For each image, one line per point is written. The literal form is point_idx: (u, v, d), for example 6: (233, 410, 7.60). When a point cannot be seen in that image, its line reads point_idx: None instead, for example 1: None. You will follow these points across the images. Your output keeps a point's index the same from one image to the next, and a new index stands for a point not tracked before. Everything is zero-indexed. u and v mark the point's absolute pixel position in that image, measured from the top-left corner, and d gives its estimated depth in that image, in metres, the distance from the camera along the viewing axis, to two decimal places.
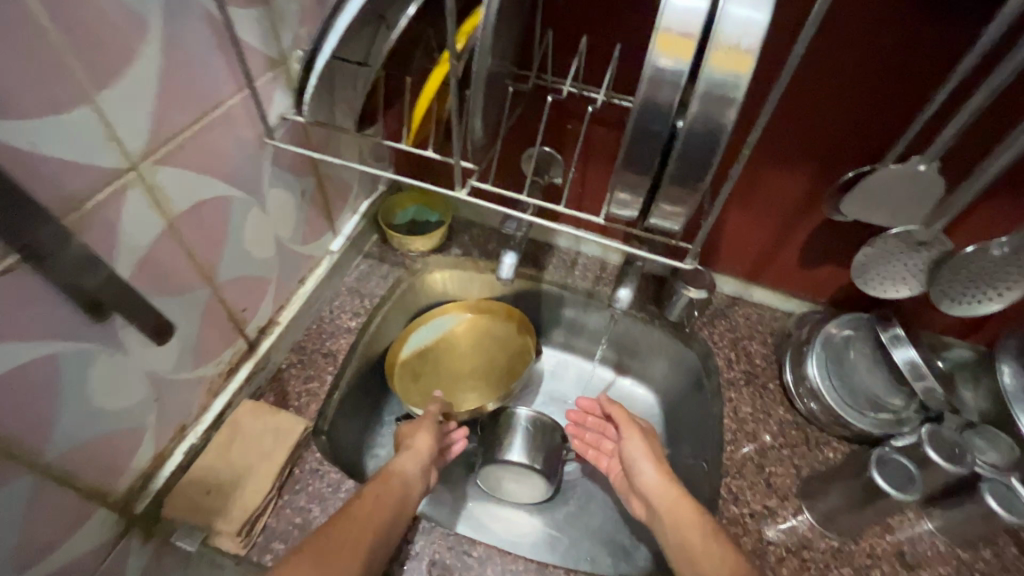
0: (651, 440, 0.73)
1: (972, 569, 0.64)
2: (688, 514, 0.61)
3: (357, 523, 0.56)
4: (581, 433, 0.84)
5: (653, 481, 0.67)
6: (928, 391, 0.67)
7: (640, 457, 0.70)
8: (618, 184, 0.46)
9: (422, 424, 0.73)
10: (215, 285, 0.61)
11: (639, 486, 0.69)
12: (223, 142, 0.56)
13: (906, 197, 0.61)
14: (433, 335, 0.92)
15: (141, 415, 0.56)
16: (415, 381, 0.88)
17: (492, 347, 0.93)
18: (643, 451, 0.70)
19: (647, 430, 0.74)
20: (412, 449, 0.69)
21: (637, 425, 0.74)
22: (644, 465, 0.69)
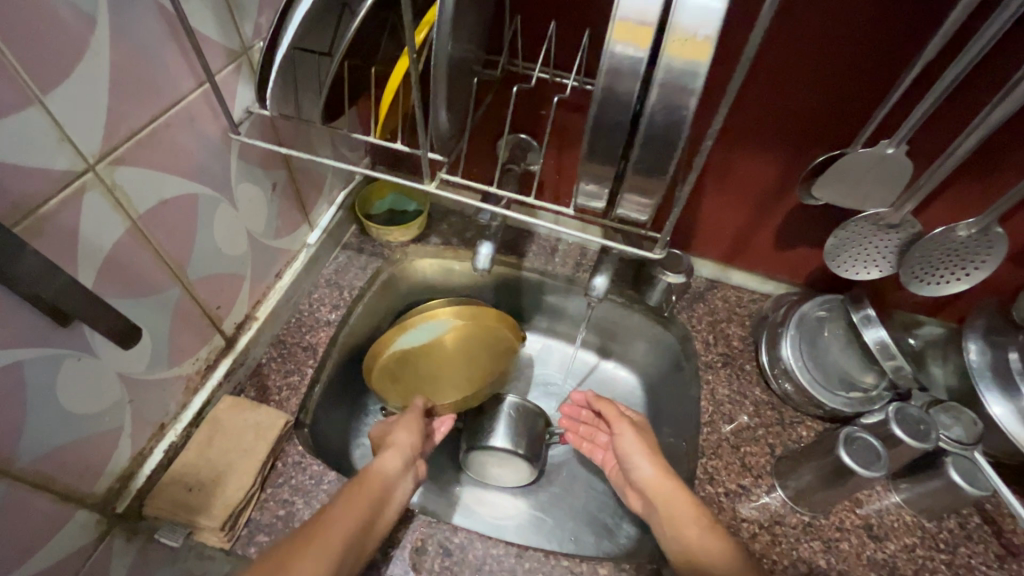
0: (646, 435, 0.73)
1: (937, 539, 0.67)
2: (690, 506, 0.62)
3: (332, 526, 0.55)
4: (575, 425, 0.83)
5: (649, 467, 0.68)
6: (897, 369, 0.69)
7: (639, 451, 0.69)
8: (585, 175, 0.46)
9: (401, 423, 0.72)
10: (185, 283, 0.61)
11: (636, 482, 0.69)
12: (186, 139, 0.55)
13: (875, 181, 0.61)
14: (418, 337, 0.84)
15: (117, 415, 0.56)
16: (394, 381, 0.85)
17: (480, 349, 0.88)
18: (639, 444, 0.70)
19: (640, 425, 0.74)
20: (394, 445, 0.67)
21: (631, 421, 0.74)
22: (642, 461, 0.68)
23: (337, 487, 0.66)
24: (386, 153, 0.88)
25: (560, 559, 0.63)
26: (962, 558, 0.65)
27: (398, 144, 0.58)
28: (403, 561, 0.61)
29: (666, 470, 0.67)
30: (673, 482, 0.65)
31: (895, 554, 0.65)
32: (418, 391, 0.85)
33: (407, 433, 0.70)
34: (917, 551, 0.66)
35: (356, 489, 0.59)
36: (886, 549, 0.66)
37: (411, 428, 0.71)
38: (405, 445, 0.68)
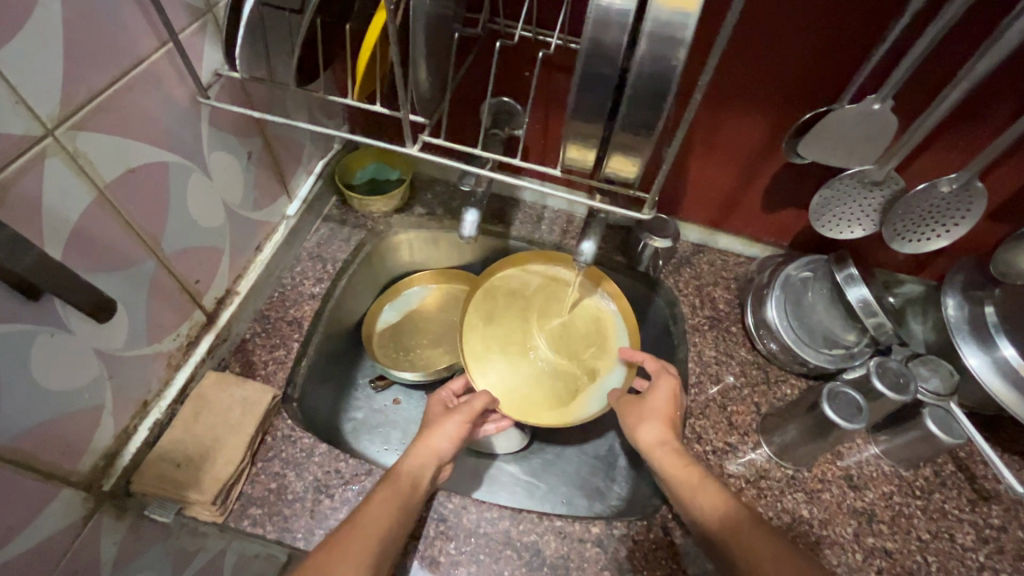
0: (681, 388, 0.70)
1: (913, 487, 0.69)
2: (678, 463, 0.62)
3: (364, 524, 0.54)
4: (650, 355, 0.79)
5: (649, 423, 0.67)
6: (878, 326, 0.70)
7: (648, 417, 0.67)
8: (569, 134, 0.45)
9: (450, 415, 0.68)
10: (161, 256, 0.58)
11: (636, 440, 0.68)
12: (150, 103, 0.52)
13: (861, 138, 0.61)
14: (536, 286, 0.88)
15: (96, 393, 0.55)
16: (484, 323, 0.86)
17: (583, 340, 0.86)
18: (671, 394, 0.69)
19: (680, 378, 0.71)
20: (428, 448, 0.64)
21: (665, 375, 0.70)
22: (645, 422, 0.67)
23: (329, 459, 0.66)
24: (365, 121, 0.85)
25: (554, 520, 0.64)
26: (936, 503, 0.68)
27: (377, 106, 0.55)
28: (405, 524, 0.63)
29: (669, 428, 0.66)
30: (672, 440, 0.65)
31: (873, 502, 0.68)
32: (501, 363, 0.84)
33: (446, 441, 0.65)
34: (894, 498, 0.68)
35: (389, 487, 0.58)
36: (865, 497, 0.68)
37: (452, 436, 0.66)
38: (436, 451, 0.64)
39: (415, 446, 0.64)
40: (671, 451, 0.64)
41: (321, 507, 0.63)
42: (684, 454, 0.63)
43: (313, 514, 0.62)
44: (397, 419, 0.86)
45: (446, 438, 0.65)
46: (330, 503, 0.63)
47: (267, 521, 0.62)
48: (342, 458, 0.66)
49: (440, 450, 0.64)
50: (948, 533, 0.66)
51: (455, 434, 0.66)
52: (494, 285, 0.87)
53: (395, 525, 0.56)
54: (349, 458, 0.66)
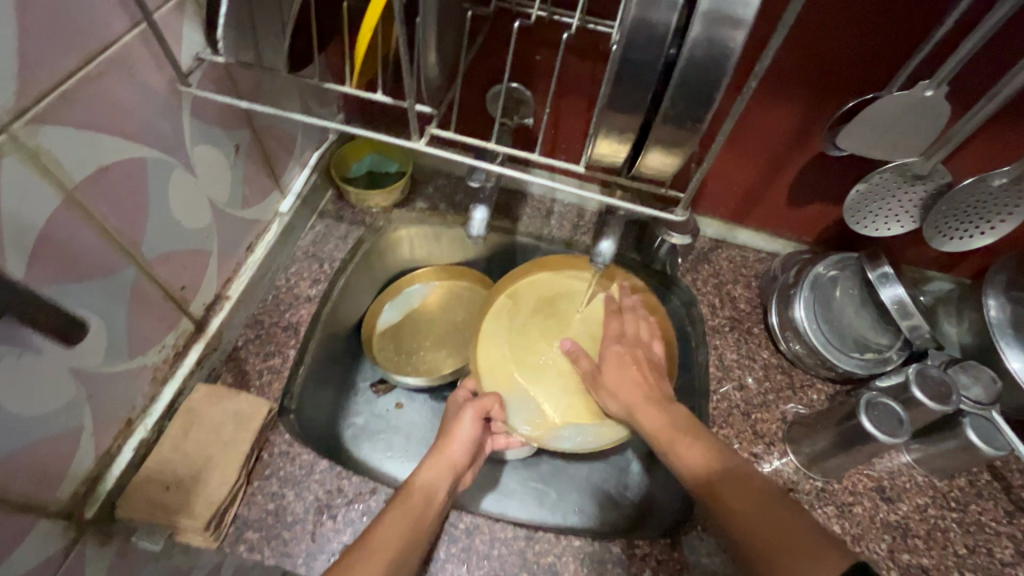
0: (637, 352, 0.70)
1: (948, 498, 0.66)
2: (653, 412, 0.63)
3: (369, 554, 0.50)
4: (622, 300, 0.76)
5: (619, 392, 0.67)
6: (914, 328, 0.66)
7: (614, 389, 0.68)
8: (605, 126, 0.42)
9: (462, 420, 0.66)
10: (142, 262, 0.53)
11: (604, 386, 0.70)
12: (123, 91, 0.46)
13: (908, 128, 0.56)
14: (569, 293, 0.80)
15: (75, 414, 0.50)
16: (507, 328, 0.78)
17: None
18: (623, 361, 0.69)
19: (632, 343, 0.71)
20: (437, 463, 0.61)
21: (611, 344, 0.71)
22: (618, 394, 0.67)
23: (330, 476, 0.61)
24: (360, 109, 0.79)
25: (572, 540, 0.60)
26: (972, 515, 0.65)
27: (378, 95, 0.50)
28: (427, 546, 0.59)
29: (643, 393, 0.65)
30: (645, 394, 0.65)
31: (907, 516, 0.64)
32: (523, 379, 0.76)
33: (460, 446, 0.64)
34: (929, 511, 0.65)
35: (397, 511, 0.56)
36: (898, 511, 0.64)
37: (469, 436, 0.65)
38: (450, 462, 0.62)
39: (431, 458, 0.62)
40: (649, 408, 0.64)
41: (323, 529, 0.58)
42: (661, 406, 0.64)
43: (315, 537, 0.58)
44: (399, 425, 0.81)
45: (464, 446, 0.64)
46: (333, 525, 0.59)
47: (264, 545, 0.57)
48: (344, 476, 0.61)
49: (455, 460, 0.63)
50: (986, 547, 0.63)
51: (470, 441, 0.65)
52: (525, 289, 0.80)
53: (400, 553, 0.52)
54: (352, 475, 0.62)
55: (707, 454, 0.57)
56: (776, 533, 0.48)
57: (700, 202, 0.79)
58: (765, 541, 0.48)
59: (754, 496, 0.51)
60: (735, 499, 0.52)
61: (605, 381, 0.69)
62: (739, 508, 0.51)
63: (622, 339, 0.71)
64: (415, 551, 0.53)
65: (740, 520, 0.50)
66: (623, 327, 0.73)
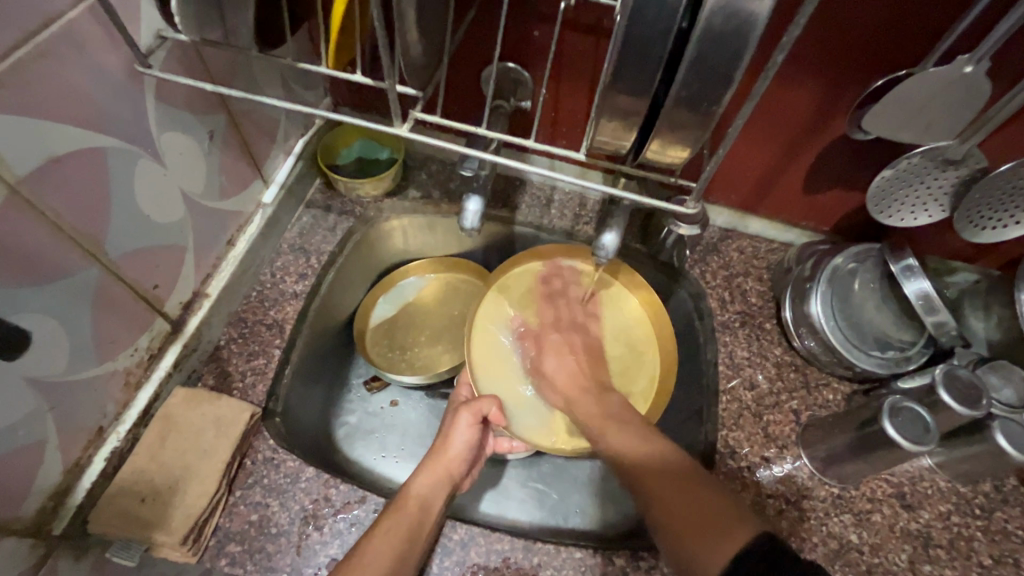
0: (574, 342, 0.74)
1: (973, 505, 0.62)
2: (587, 408, 0.66)
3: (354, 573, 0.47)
4: (564, 278, 0.75)
5: (557, 384, 0.70)
6: (939, 325, 0.62)
7: (552, 381, 0.71)
8: (607, 109, 0.38)
9: (457, 425, 0.62)
10: (107, 262, 0.49)
11: (547, 377, 0.72)
12: (72, 75, 0.42)
13: (942, 109, 0.51)
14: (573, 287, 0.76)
15: (37, 427, 0.47)
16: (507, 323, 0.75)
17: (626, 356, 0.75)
18: (560, 350, 0.73)
19: (570, 331, 0.74)
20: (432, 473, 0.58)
21: (551, 333, 0.74)
22: (558, 386, 0.70)
23: (316, 484, 0.58)
24: (348, 92, 0.74)
25: (573, 552, 0.57)
26: (998, 523, 0.61)
27: (356, 75, 0.46)
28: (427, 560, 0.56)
29: (578, 383, 0.69)
30: (584, 388, 0.68)
31: (929, 524, 0.60)
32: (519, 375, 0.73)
33: (460, 448, 0.61)
34: (952, 519, 0.61)
35: (393, 518, 0.53)
36: (919, 519, 0.61)
37: (467, 442, 0.62)
38: (448, 470, 0.59)
39: (428, 465, 0.59)
40: (583, 397, 0.67)
41: (309, 542, 0.55)
42: (597, 397, 0.67)
43: (300, 550, 0.55)
44: (394, 423, 0.77)
45: (462, 453, 0.61)
46: (319, 537, 0.55)
47: (246, 559, 0.54)
48: (331, 484, 0.58)
49: (453, 466, 0.60)
50: (1012, 557, 0.59)
51: (470, 443, 0.62)
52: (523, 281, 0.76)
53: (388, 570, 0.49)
54: (340, 484, 0.58)
55: (643, 441, 0.57)
56: (700, 517, 0.48)
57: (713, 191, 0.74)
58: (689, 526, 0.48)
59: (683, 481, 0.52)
60: (663, 490, 0.52)
61: (546, 369, 0.72)
62: (663, 498, 0.51)
63: (562, 327, 0.75)
64: (406, 567, 0.50)
65: (665, 510, 0.51)
66: (569, 314, 0.75)
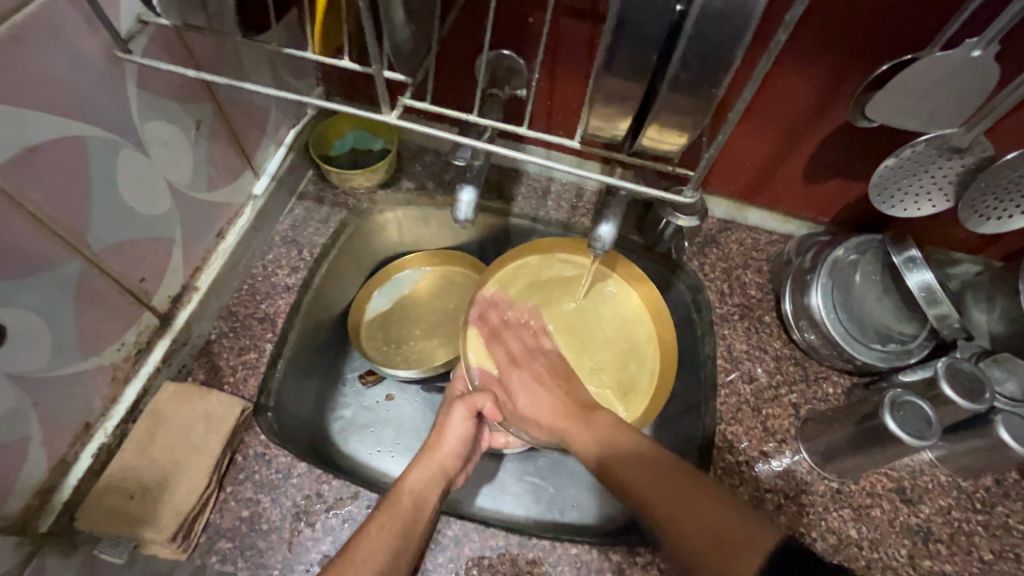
0: (535, 366, 0.67)
1: (974, 499, 0.61)
2: (579, 435, 0.59)
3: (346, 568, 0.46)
4: (506, 308, 0.72)
5: (540, 420, 0.63)
6: (942, 318, 0.61)
7: (534, 418, 0.63)
8: (601, 93, 0.37)
9: (448, 420, 0.62)
10: (90, 254, 0.48)
11: (526, 414, 0.64)
12: (49, 61, 0.40)
13: (948, 95, 0.50)
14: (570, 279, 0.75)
15: (20, 423, 0.46)
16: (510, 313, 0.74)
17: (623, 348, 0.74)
18: (529, 383, 0.66)
19: (524, 358, 0.68)
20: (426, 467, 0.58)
21: (510, 371, 0.67)
22: (541, 421, 0.63)
23: (308, 480, 0.57)
24: (340, 82, 0.73)
25: (569, 547, 0.56)
26: (999, 517, 0.60)
27: (344, 60, 0.45)
28: (423, 555, 0.55)
29: (563, 413, 0.62)
30: (567, 414, 0.62)
31: (929, 518, 0.60)
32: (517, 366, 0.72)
33: (453, 442, 0.60)
34: (953, 513, 0.60)
35: (386, 511, 0.52)
36: (920, 513, 0.60)
37: (460, 437, 0.61)
38: (441, 464, 0.59)
39: (421, 459, 0.58)
40: (574, 425, 0.60)
41: (301, 538, 0.54)
42: (585, 420, 0.60)
43: (292, 547, 0.54)
44: (391, 417, 0.75)
45: (456, 447, 0.60)
46: (311, 533, 0.55)
47: (237, 556, 0.53)
48: (323, 480, 0.57)
49: (446, 462, 0.59)
50: (1013, 552, 0.58)
51: (464, 435, 0.61)
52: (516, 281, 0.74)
53: (381, 566, 0.48)
54: (332, 479, 0.57)
55: (620, 432, 0.57)
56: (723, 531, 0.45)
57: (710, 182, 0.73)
58: (710, 544, 0.44)
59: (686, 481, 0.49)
60: (658, 493, 0.49)
61: (523, 409, 0.64)
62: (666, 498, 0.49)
63: (517, 361, 0.68)
64: (398, 563, 0.50)
65: (670, 513, 0.48)
66: (524, 341, 0.70)
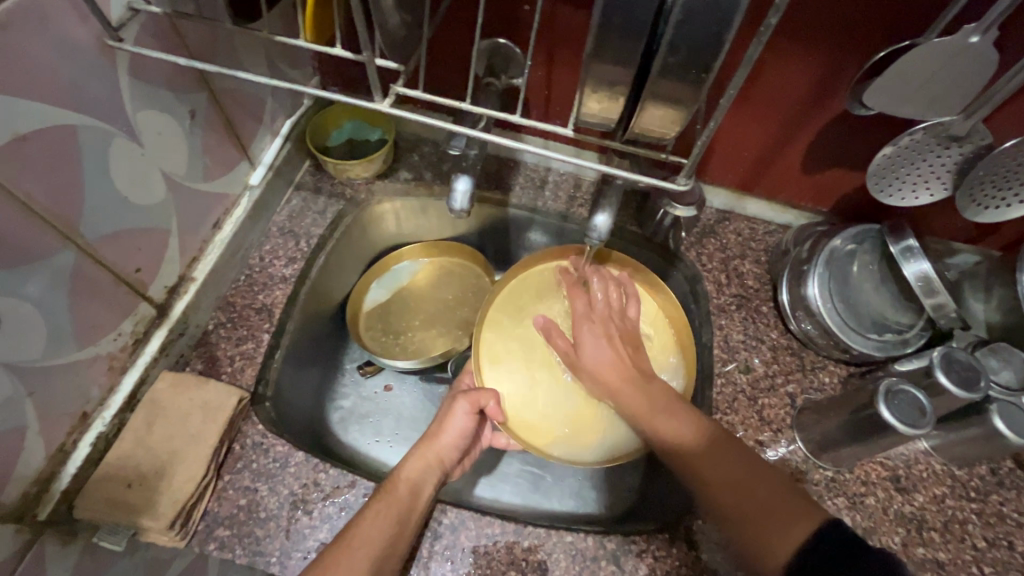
0: (609, 325, 0.65)
1: (968, 488, 0.61)
2: (637, 398, 0.59)
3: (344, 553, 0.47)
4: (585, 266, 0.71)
5: (602, 376, 0.63)
6: (938, 307, 0.60)
7: (595, 372, 0.63)
8: (593, 78, 0.37)
9: (449, 417, 0.61)
10: (83, 245, 0.48)
11: (590, 366, 0.64)
12: (41, 51, 0.41)
13: (945, 82, 0.50)
14: None
15: (18, 411, 0.46)
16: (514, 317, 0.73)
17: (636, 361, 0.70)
18: (599, 338, 0.64)
19: (604, 317, 0.66)
20: (426, 460, 0.58)
21: (584, 323, 0.66)
22: (598, 378, 0.63)
23: (307, 469, 0.58)
24: (336, 71, 0.72)
25: (564, 535, 0.56)
26: (993, 506, 0.60)
27: (336, 48, 0.45)
28: (420, 543, 0.55)
29: (622, 374, 0.61)
30: (629, 377, 0.61)
31: (923, 507, 0.60)
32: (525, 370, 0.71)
33: (452, 437, 0.60)
34: (947, 502, 0.60)
35: (384, 500, 0.52)
36: (914, 502, 0.60)
37: (460, 431, 0.61)
38: (440, 457, 0.59)
39: (420, 451, 0.58)
40: (631, 391, 0.60)
41: (298, 526, 0.55)
42: (640, 386, 0.60)
43: (289, 534, 0.55)
44: (390, 407, 0.75)
45: (455, 440, 0.61)
46: (308, 521, 0.55)
47: (235, 544, 0.54)
48: (321, 468, 0.57)
49: (445, 455, 0.60)
50: (1007, 540, 0.59)
51: (466, 431, 0.61)
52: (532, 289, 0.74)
53: (376, 552, 0.49)
54: (330, 468, 0.58)
55: (670, 416, 0.56)
56: (769, 506, 0.46)
57: (729, 178, 0.72)
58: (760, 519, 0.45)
59: (733, 458, 0.50)
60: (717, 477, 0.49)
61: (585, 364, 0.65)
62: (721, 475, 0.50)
63: (592, 316, 0.66)
64: (394, 551, 0.50)
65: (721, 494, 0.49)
66: (592, 298, 0.68)
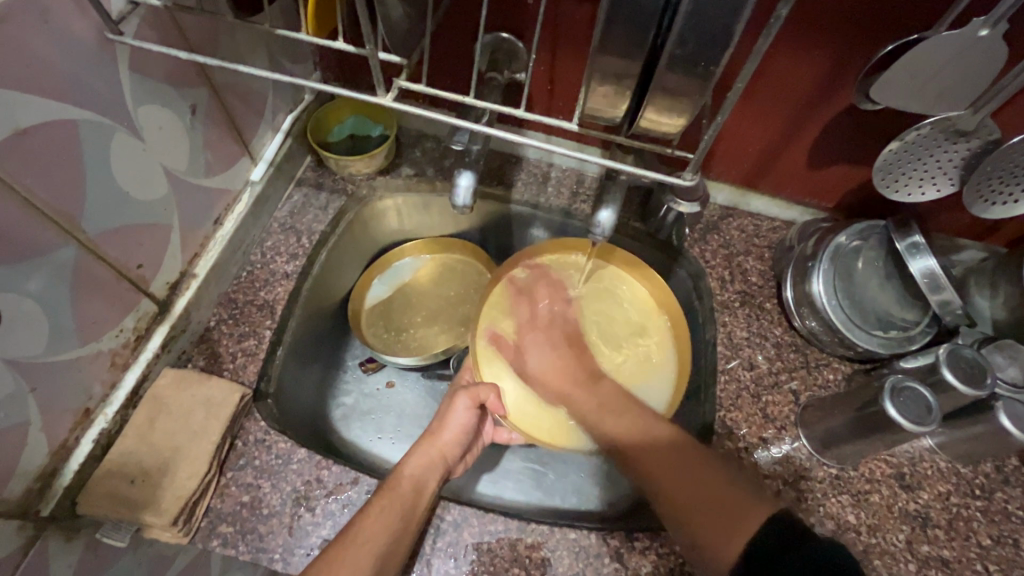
0: (551, 331, 0.70)
1: (973, 485, 0.61)
2: (580, 399, 0.64)
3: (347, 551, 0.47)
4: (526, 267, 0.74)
5: (548, 381, 0.67)
6: (944, 304, 0.60)
7: (541, 378, 0.68)
8: (599, 72, 0.36)
9: (450, 414, 0.61)
10: (85, 241, 0.48)
11: (534, 374, 0.68)
12: (40, 43, 0.40)
13: (953, 77, 0.49)
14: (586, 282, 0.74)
15: (20, 407, 0.46)
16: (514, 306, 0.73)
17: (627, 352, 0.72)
18: (542, 343, 0.70)
19: (548, 321, 0.71)
20: (428, 457, 0.58)
21: (528, 331, 0.70)
22: (547, 385, 0.67)
23: (309, 465, 0.57)
24: (337, 66, 0.72)
25: (567, 532, 0.56)
26: (998, 503, 0.60)
27: (338, 41, 0.45)
28: (424, 540, 0.55)
29: (567, 378, 0.66)
30: (570, 379, 0.66)
31: (928, 504, 0.60)
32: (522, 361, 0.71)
33: (454, 433, 0.60)
34: (952, 499, 0.60)
35: (387, 497, 0.52)
36: (918, 499, 0.60)
37: (462, 426, 0.61)
38: (443, 453, 0.59)
39: (422, 447, 0.58)
40: (581, 392, 0.65)
41: (301, 523, 0.55)
42: (587, 388, 0.65)
43: (292, 531, 0.54)
44: (391, 404, 0.75)
45: (456, 436, 0.61)
46: (311, 518, 0.55)
47: (238, 540, 0.54)
48: (323, 465, 0.57)
49: (447, 451, 0.60)
50: (1012, 538, 0.58)
51: (467, 427, 0.61)
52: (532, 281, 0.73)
53: (380, 549, 0.49)
54: (332, 465, 0.57)
55: (615, 408, 0.61)
56: (715, 499, 0.48)
57: (734, 174, 0.72)
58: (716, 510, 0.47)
59: (680, 457, 0.53)
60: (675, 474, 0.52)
61: (534, 371, 0.69)
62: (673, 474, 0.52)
63: (536, 322, 0.71)
64: (398, 548, 0.50)
65: (676, 493, 0.51)
66: (535, 307, 0.72)
